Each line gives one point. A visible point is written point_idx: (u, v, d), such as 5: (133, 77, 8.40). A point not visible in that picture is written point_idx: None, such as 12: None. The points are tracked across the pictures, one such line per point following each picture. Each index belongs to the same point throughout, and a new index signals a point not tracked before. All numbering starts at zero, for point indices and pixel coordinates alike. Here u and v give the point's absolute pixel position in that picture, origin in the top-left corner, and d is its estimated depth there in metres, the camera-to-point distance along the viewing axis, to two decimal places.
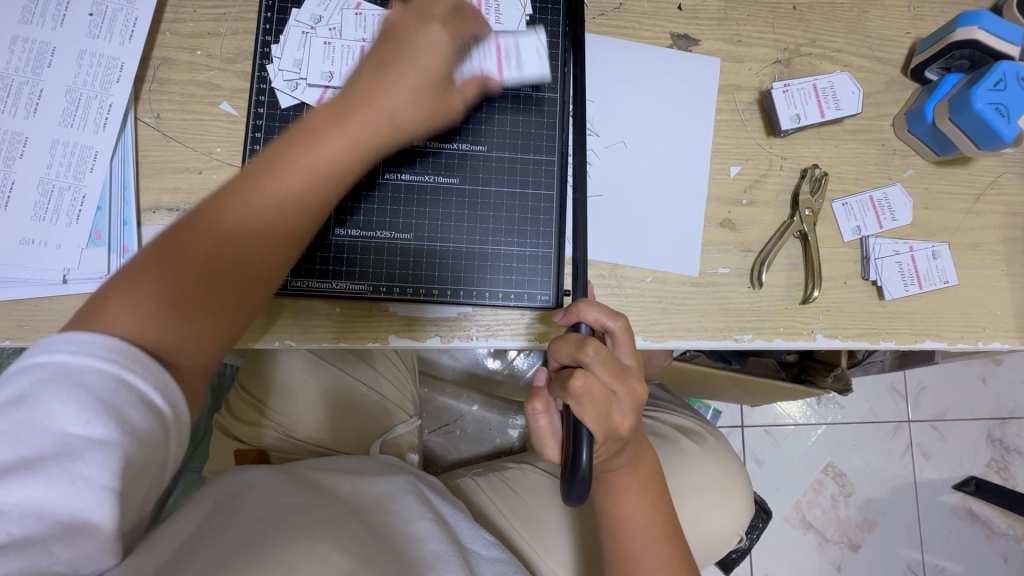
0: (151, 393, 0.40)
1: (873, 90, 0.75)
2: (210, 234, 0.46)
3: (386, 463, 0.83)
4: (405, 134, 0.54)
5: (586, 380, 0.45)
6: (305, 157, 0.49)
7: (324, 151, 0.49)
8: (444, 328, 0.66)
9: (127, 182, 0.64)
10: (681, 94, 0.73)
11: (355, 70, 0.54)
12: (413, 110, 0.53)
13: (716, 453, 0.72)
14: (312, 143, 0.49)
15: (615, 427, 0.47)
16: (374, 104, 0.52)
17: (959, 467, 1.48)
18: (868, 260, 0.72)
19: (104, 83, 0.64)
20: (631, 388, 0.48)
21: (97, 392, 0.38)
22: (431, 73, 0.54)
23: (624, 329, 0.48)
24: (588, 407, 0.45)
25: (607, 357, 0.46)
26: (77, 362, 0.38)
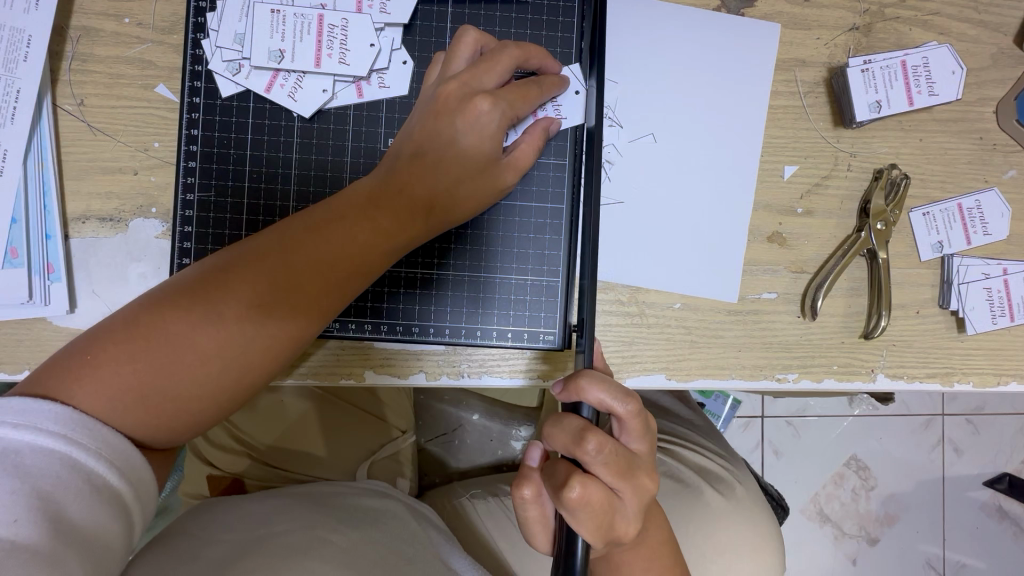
0: (103, 469, 0.37)
1: (975, 66, 0.59)
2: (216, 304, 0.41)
3: (371, 488, 0.72)
4: (442, 217, 0.49)
5: (584, 488, 0.36)
6: (330, 233, 0.45)
7: (353, 232, 0.45)
8: (430, 364, 0.55)
9: (47, 186, 0.53)
10: (726, 70, 0.58)
11: (404, 139, 0.49)
12: (457, 196, 0.48)
13: (745, 505, 0.65)
14: (342, 222, 0.45)
15: (617, 535, 0.39)
16: (416, 187, 0.47)
17: (993, 462, 1.31)
18: (950, 285, 0.58)
19: (9, 63, 0.52)
20: (639, 489, 0.39)
21: (38, 476, 0.34)
22: (472, 162, 0.48)
23: (635, 418, 0.38)
24: (586, 518, 0.37)
25: (611, 454, 0.37)
26: (20, 439, 0.35)
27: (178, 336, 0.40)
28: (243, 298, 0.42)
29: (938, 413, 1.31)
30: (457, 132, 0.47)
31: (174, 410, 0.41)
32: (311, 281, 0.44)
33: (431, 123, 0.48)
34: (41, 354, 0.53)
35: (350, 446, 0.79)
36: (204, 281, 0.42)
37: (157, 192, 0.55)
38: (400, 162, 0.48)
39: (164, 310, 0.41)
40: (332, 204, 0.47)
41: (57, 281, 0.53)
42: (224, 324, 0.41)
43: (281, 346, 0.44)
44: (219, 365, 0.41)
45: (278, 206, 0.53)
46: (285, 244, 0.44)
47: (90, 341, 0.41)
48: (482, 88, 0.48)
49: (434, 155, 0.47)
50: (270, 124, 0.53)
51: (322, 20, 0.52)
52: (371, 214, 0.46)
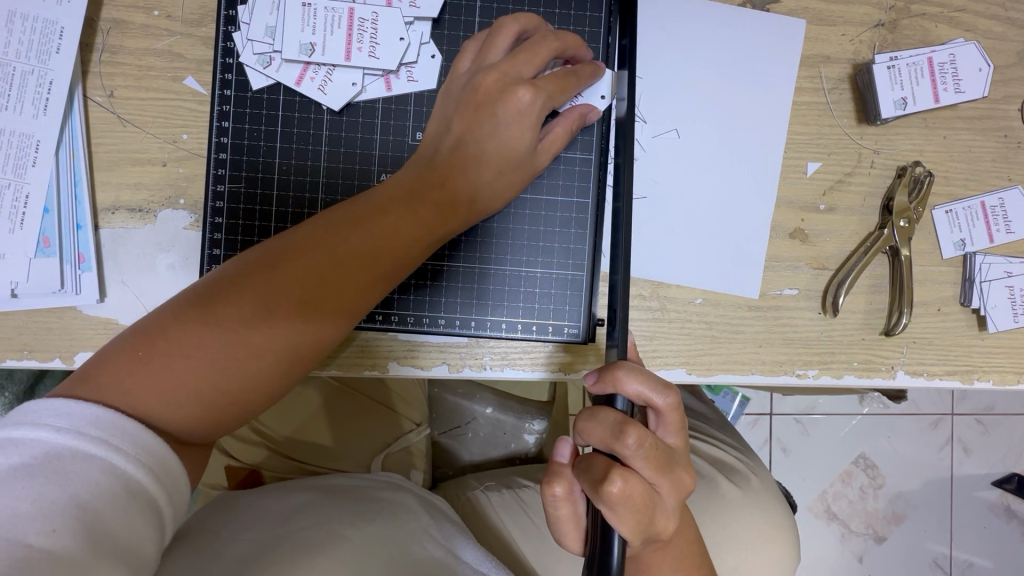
0: (141, 474, 0.36)
1: (1001, 64, 0.59)
2: (262, 300, 0.42)
3: (388, 480, 0.73)
4: (479, 211, 0.50)
5: (625, 483, 0.37)
6: (370, 227, 0.45)
7: (394, 226, 0.46)
8: (454, 356, 0.56)
9: (78, 177, 0.54)
10: (750, 66, 0.58)
11: (439, 133, 0.50)
12: (494, 190, 0.49)
13: (760, 497, 0.65)
14: (384, 216, 0.46)
15: (655, 531, 0.39)
16: (456, 183, 0.48)
17: (1003, 463, 1.31)
18: (972, 283, 0.58)
19: (42, 54, 0.53)
20: (677, 483, 0.39)
21: (77, 482, 0.34)
22: (508, 155, 0.48)
23: (674, 408, 0.39)
24: (625, 513, 0.37)
25: (650, 449, 0.37)
26: (62, 444, 0.35)
27: (227, 331, 0.41)
28: (286, 293, 0.42)
29: (948, 412, 1.30)
30: (498, 124, 0.47)
31: (223, 403, 0.42)
32: (352, 276, 0.44)
33: (470, 115, 0.48)
34: (71, 342, 0.54)
35: (367, 437, 0.80)
36: (248, 275, 0.43)
37: (185, 183, 0.55)
38: (439, 155, 0.48)
39: (209, 304, 0.42)
40: (370, 198, 0.47)
41: (88, 270, 0.54)
42: (268, 319, 0.42)
43: (321, 339, 0.44)
44: (267, 359, 0.42)
45: (307, 198, 0.54)
46: (328, 238, 0.44)
47: (138, 335, 0.41)
48: (521, 78, 0.48)
49: (472, 149, 0.48)
50: (299, 117, 0.54)
51: (352, 14, 0.52)
52: (411, 207, 0.47)
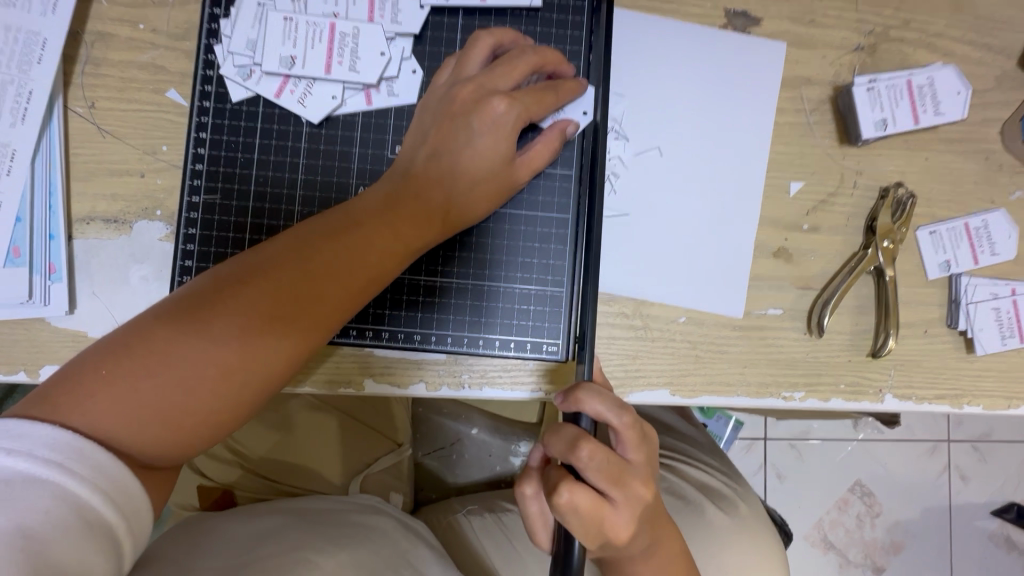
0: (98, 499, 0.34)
1: (979, 87, 0.60)
2: (234, 313, 0.41)
3: (362, 503, 0.70)
4: (458, 224, 0.49)
5: (573, 493, 0.36)
6: (345, 239, 0.44)
7: (370, 238, 0.45)
8: (432, 374, 0.55)
9: (54, 187, 0.53)
10: (733, 86, 0.58)
11: (414, 145, 0.50)
12: (473, 203, 0.49)
13: (748, 524, 0.63)
14: (359, 229, 0.45)
15: (615, 541, 0.38)
16: (434, 195, 0.48)
17: (1002, 492, 1.29)
18: (958, 304, 0.58)
19: (23, 64, 0.52)
20: (635, 498, 0.38)
21: (25, 509, 0.32)
22: (485, 167, 0.48)
23: (631, 425, 0.37)
24: (577, 525, 0.37)
25: (603, 463, 0.36)
26: (13, 467, 0.33)
27: (196, 347, 0.40)
28: (258, 305, 0.41)
29: (945, 439, 1.28)
30: (474, 135, 0.47)
31: (191, 424, 0.40)
32: (326, 288, 0.43)
33: (446, 127, 0.48)
34: (37, 354, 0.53)
35: (344, 459, 0.77)
36: (216, 290, 0.42)
37: (163, 195, 0.55)
38: (415, 167, 0.48)
39: (175, 320, 0.40)
40: (345, 210, 0.46)
41: (58, 281, 0.53)
42: (239, 332, 0.41)
43: (296, 353, 0.43)
44: (239, 375, 0.41)
45: (284, 210, 0.53)
46: (301, 250, 0.44)
47: (99, 354, 0.40)
48: (497, 91, 0.48)
49: (449, 161, 0.48)
50: (278, 129, 0.53)
51: (334, 28, 0.52)
52: (387, 219, 0.46)
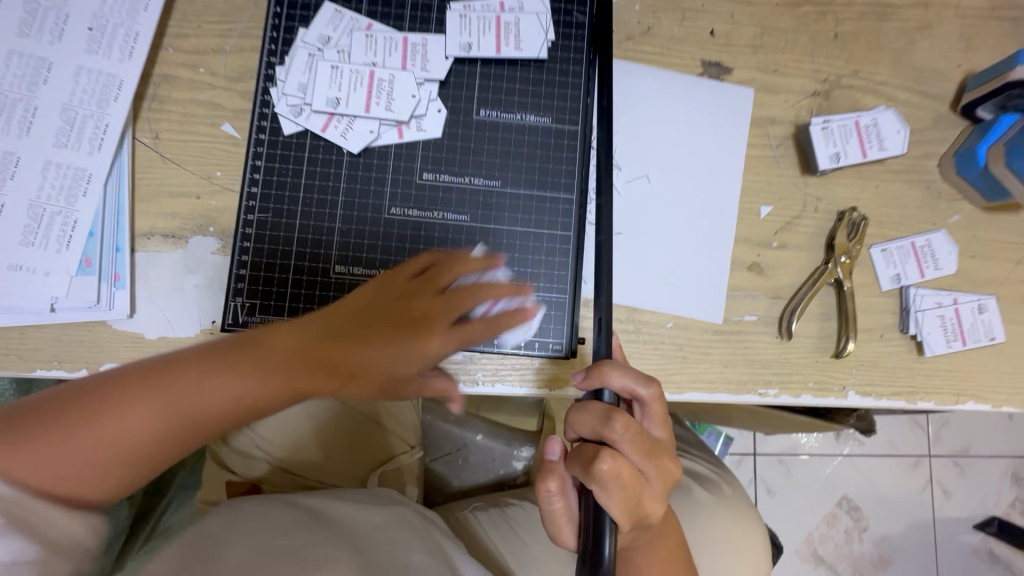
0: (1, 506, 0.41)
1: (919, 127, 0.70)
2: (155, 397, 0.45)
3: (382, 495, 0.77)
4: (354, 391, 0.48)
5: (614, 461, 0.39)
6: (260, 359, 0.46)
7: (280, 371, 0.46)
8: (448, 371, 0.61)
9: (122, 207, 0.61)
10: (710, 126, 0.68)
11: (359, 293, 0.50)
12: (381, 417, 0.49)
13: (731, 502, 0.76)
14: (273, 355, 0.46)
15: (645, 514, 0.41)
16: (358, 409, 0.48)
17: (982, 506, 1.40)
18: (908, 312, 0.66)
19: (102, 102, 0.61)
20: (664, 470, 0.41)
21: None
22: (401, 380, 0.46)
23: (658, 398, 0.42)
24: (616, 493, 0.39)
25: (636, 435, 0.40)
26: None
27: (116, 419, 0.45)
28: (225, 398, 0.46)
29: (925, 454, 1.40)
30: (377, 355, 0.46)
31: (111, 473, 0.46)
32: (245, 400, 0.46)
33: (383, 283, 0.49)
34: (100, 353, 0.59)
35: (362, 456, 0.85)
36: (182, 371, 0.46)
37: (216, 214, 0.62)
38: (340, 325, 0.47)
39: (156, 390, 0.45)
40: (274, 330, 0.48)
41: (122, 288, 0.60)
42: (147, 413, 0.45)
43: (189, 441, 0.48)
44: (161, 445, 0.47)
45: (326, 228, 0.61)
46: (234, 356, 0.47)
47: (81, 399, 0.45)
48: (435, 258, 0.50)
49: (383, 338, 0.46)
50: (322, 158, 0.62)
51: (372, 75, 0.61)
52: (309, 355, 0.46)
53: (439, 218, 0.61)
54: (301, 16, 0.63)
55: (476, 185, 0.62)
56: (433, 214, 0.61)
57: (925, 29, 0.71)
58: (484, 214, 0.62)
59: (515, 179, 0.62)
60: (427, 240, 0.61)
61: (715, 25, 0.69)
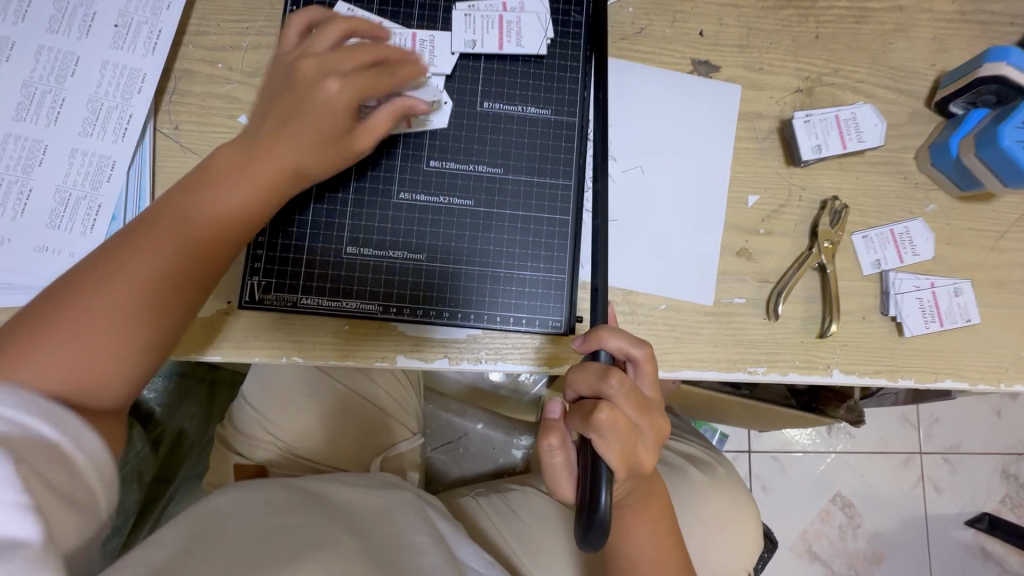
0: (57, 438, 0.40)
1: (896, 122, 0.74)
2: (119, 271, 0.51)
3: (386, 480, 0.80)
4: (312, 178, 0.58)
5: (611, 411, 0.43)
6: (214, 183, 0.54)
7: (230, 189, 0.54)
8: (453, 349, 0.64)
9: (143, 192, 0.65)
10: (699, 120, 0.72)
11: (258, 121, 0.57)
12: (313, 159, 0.56)
13: (724, 482, 0.79)
14: (220, 185, 0.54)
15: (637, 463, 0.45)
16: (273, 154, 0.55)
17: (972, 503, 1.43)
18: (888, 294, 0.70)
19: (126, 93, 0.64)
20: (653, 423, 0.46)
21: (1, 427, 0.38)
22: (337, 121, 0.56)
23: (648, 359, 0.46)
24: (613, 441, 0.43)
25: (630, 389, 0.44)
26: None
27: (89, 301, 0.49)
28: (192, 215, 0.53)
29: (916, 451, 1.44)
30: (327, 86, 0.55)
31: (105, 362, 0.50)
32: (215, 236, 0.54)
33: (288, 99, 0.56)
34: None
35: (366, 442, 0.87)
36: (144, 236, 0.52)
37: None
38: (258, 134, 0.56)
39: (110, 277, 0.50)
40: (203, 186, 0.54)
41: None
42: (118, 280, 0.50)
43: (176, 304, 0.53)
44: (143, 313, 0.51)
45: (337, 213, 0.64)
46: (184, 218, 0.53)
47: (48, 317, 0.49)
48: (332, 70, 0.56)
49: (303, 105, 0.56)
50: None
51: None
52: (246, 162, 0.55)
53: (444, 202, 0.65)
54: None
55: (480, 172, 0.66)
56: (439, 199, 0.65)
57: (901, 31, 0.76)
58: (488, 200, 0.65)
59: (516, 167, 0.66)
60: (433, 223, 0.64)
61: (703, 26, 0.74)
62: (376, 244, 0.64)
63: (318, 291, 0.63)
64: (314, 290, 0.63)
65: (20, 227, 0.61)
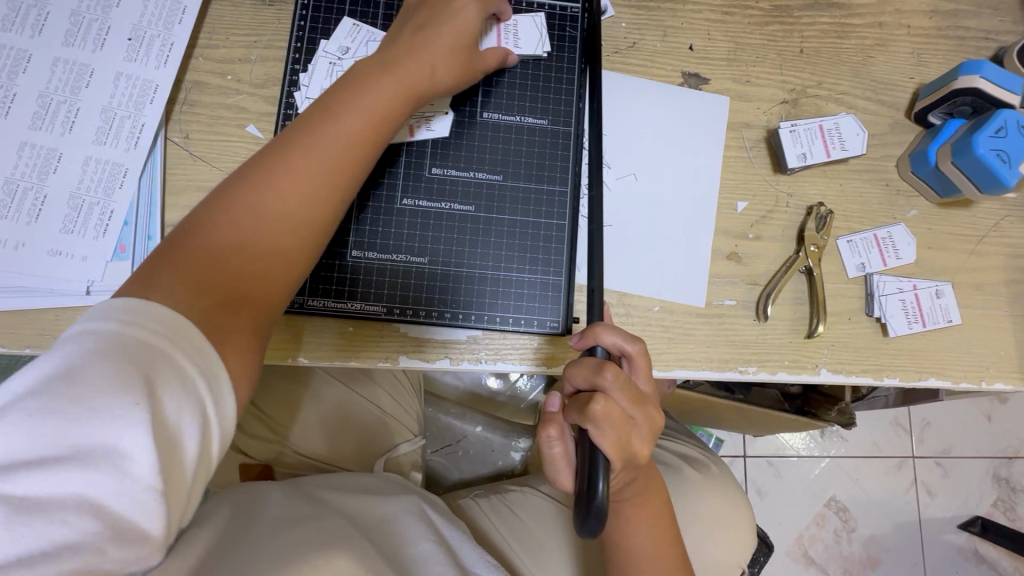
0: (206, 399, 0.43)
1: (877, 132, 0.77)
2: (281, 174, 0.53)
3: (389, 481, 0.82)
4: (442, 87, 0.63)
5: (606, 403, 0.45)
6: (356, 93, 0.58)
7: (377, 94, 0.58)
8: (455, 350, 0.66)
9: (154, 199, 0.67)
10: (691, 130, 0.75)
11: (393, 39, 0.62)
12: (447, 69, 0.62)
13: (718, 480, 0.81)
14: (364, 89, 0.58)
15: (632, 453, 0.47)
16: (415, 61, 0.60)
17: (964, 506, 1.45)
18: (873, 296, 0.73)
19: (138, 104, 0.67)
20: (647, 415, 0.48)
21: (135, 357, 0.40)
22: (467, 36, 0.63)
23: (642, 353, 0.48)
24: (608, 431, 0.45)
25: (625, 382, 0.46)
26: (126, 337, 0.41)
27: (245, 203, 0.52)
28: (339, 117, 0.56)
29: (909, 455, 1.46)
30: (453, 12, 0.63)
31: (260, 262, 0.52)
32: (358, 139, 0.57)
33: (425, 16, 0.63)
34: None
35: (368, 444, 0.88)
36: (314, 136, 0.55)
37: None
38: (396, 48, 0.61)
39: (269, 176, 0.53)
40: (344, 90, 0.58)
41: None
42: (273, 181, 0.53)
43: (323, 206, 0.55)
44: (294, 207, 0.53)
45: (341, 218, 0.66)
46: (327, 117, 0.56)
47: (205, 213, 0.51)
48: None
49: (441, 16, 0.62)
50: None
51: None
52: (388, 69, 0.59)
53: (445, 207, 0.67)
54: (322, 28, 0.70)
55: (480, 179, 0.68)
56: (441, 204, 0.67)
57: (881, 46, 0.80)
58: (488, 205, 0.68)
59: (514, 174, 0.69)
60: (435, 227, 0.67)
61: (693, 41, 0.77)
62: (379, 248, 0.66)
63: (322, 293, 0.65)
64: (319, 292, 0.65)
65: (35, 232, 0.63)
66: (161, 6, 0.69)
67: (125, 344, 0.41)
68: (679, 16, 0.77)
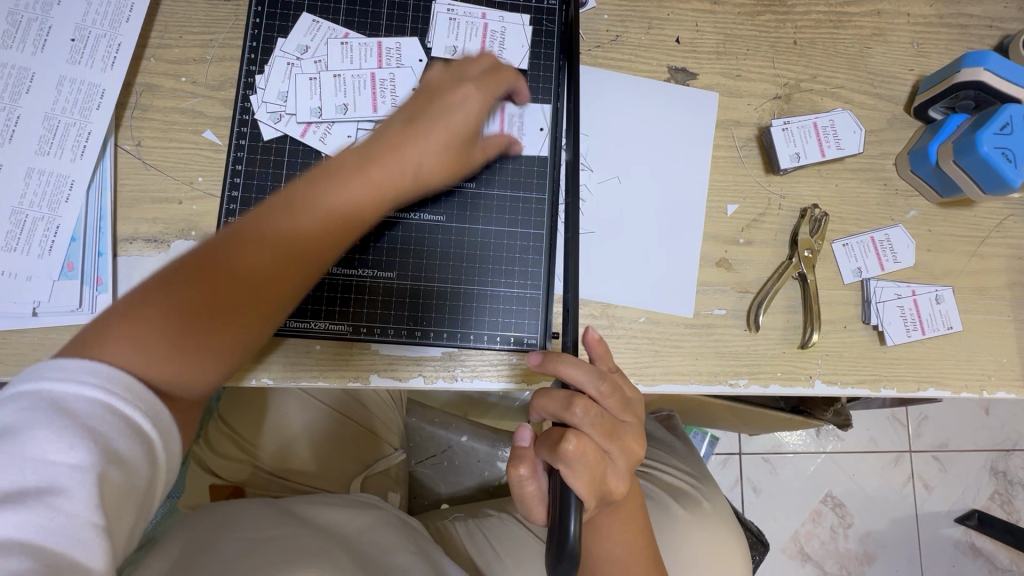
0: (151, 437, 0.39)
1: (875, 128, 0.73)
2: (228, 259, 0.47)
3: (364, 500, 0.79)
4: (426, 185, 0.56)
5: (579, 441, 0.42)
6: (330, 181, 0.51)
7: (350, 191, 0.51)
8: (430, 368, 0.62)
9: (104, 212, 0.62)
10: (679, 128, 0.71)
11: (388, 122, 0.56)
12: (434, 164, 0.55)
13: (705, 517, 0.78)
14: (340, 181, 0.51)
15: (608, 490, 0.45)
16: (400, 155, 0.53)
17: (961, 500, 1.43)
18: (869, 303, 0.69)
19: (84, 110, 0.62)
20: (624, 448, 0.45)
21: (73, 403, 0.37)
22: (465, 133, 0.56)
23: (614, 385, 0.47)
24: (580, 470, 0.43)
25: (596, 416, 0.44)
26: (61, 381, 0.38)
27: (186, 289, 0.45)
28: (301, 209, 0.49)
29: (906, 450, 1.44)
30: (452, 104, 0.56)
31: (187, 364, 0.44)
32: (314, 242, 0.49)
33: (424, 103, 0.56)
34: None
35: (347, 460, 0.85)
36: (272, 224, 0.48)
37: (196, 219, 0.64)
38: (384, 134, 0.55)
39: (211, 259, 0.46)
40: (318, 178, 0.51)
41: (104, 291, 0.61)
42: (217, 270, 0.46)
43: (263, 317, 0.48)
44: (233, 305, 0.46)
45: None
46: (287, 208, 0.49)
47: (144, 292, 0.45)
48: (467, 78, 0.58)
49: (440, 107, 0.56)
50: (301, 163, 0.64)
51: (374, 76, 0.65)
52: (366, 165, 0.52)
53: (415, 218, 0.63)
54: (279, 26, 0.66)
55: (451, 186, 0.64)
56: (410, 215, 0.63)
57: (879, 35, 0.75)
58: (461, 215, 0.64)
59: (489, 181, 0.65)
60: (405, 241, 0.63)
61: (680, 33, 0.72)
62: (343, 262, 0.62)
63: None
64: None
65: None
66: (107, 4, 0.64)
67: (62, 389, 0.38)
68: (665, 6, 0.73)
